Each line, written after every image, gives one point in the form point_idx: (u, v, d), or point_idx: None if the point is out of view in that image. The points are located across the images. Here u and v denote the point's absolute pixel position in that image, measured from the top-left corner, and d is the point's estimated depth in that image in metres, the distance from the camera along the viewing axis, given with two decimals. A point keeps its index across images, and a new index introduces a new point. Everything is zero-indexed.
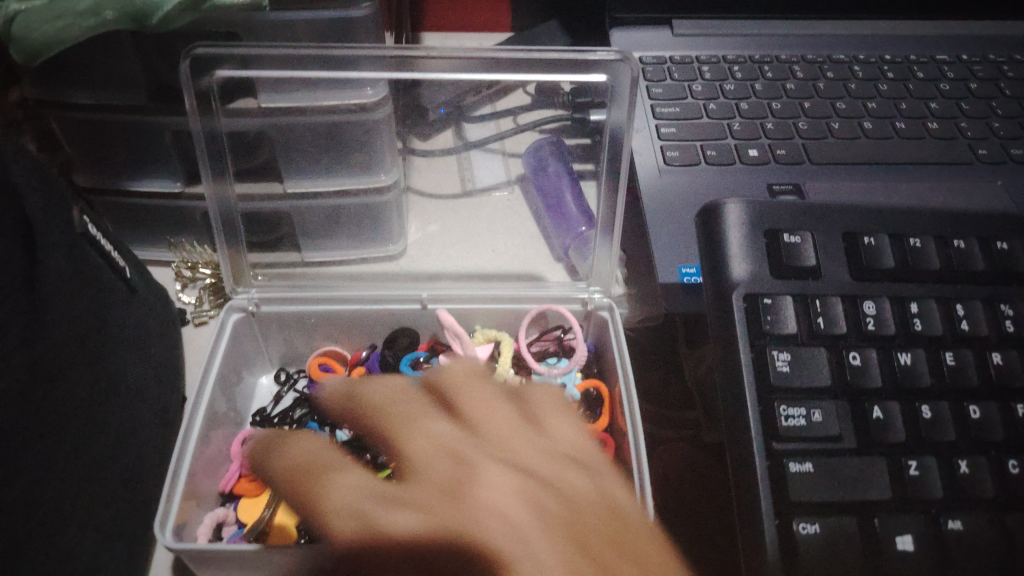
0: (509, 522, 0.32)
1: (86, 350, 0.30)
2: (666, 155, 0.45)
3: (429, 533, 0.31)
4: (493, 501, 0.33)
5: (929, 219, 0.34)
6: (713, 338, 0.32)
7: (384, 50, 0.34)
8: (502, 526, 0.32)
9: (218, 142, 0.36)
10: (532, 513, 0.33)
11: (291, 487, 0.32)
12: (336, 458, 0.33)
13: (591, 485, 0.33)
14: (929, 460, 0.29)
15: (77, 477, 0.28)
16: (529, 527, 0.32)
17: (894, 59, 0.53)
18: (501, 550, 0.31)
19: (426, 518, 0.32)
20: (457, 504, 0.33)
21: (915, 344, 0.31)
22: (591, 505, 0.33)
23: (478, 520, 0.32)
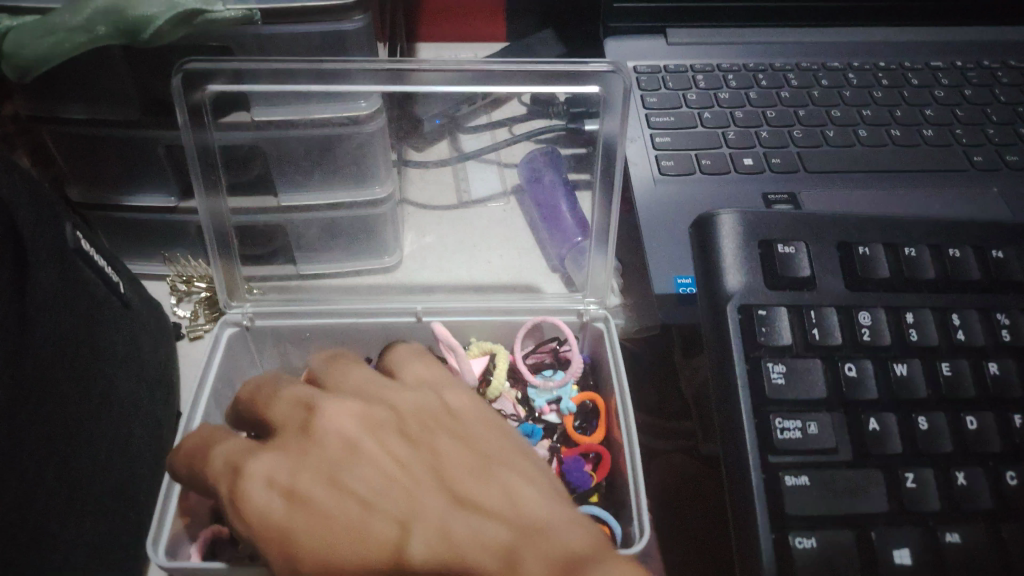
0: (365, 467, 0.31)
1: (76, 367, 0.30)
2: (661, 164, 0.45)
3: (295, 508, 0.29)
4: (343, 448, 0.32)
5: (924, 228, 0.34)
6: (708, 350, 0.32)
7: (377, 64, 0.34)
8: (356, 462, 0.32)
9: (212, 157, 0.36)
10: (384, 452, 0.32)
11: (191, 474, 0.31)
12: (224, 435, 0.33)
13: (439, 406, 0.35)
14: (925, 471, 0.29)
15: (67, 495, 0.28)
16: (384, 460, 0.32)
17: (888, 66, 0.53)
18: (370, 506, 0.30)
19: (287, 484, 0.30)
20: (305, 457, 0.32)
21: (911, 355, 0.31)
22: (448, 420, 0.35)
23: (329, 484, 0.30)
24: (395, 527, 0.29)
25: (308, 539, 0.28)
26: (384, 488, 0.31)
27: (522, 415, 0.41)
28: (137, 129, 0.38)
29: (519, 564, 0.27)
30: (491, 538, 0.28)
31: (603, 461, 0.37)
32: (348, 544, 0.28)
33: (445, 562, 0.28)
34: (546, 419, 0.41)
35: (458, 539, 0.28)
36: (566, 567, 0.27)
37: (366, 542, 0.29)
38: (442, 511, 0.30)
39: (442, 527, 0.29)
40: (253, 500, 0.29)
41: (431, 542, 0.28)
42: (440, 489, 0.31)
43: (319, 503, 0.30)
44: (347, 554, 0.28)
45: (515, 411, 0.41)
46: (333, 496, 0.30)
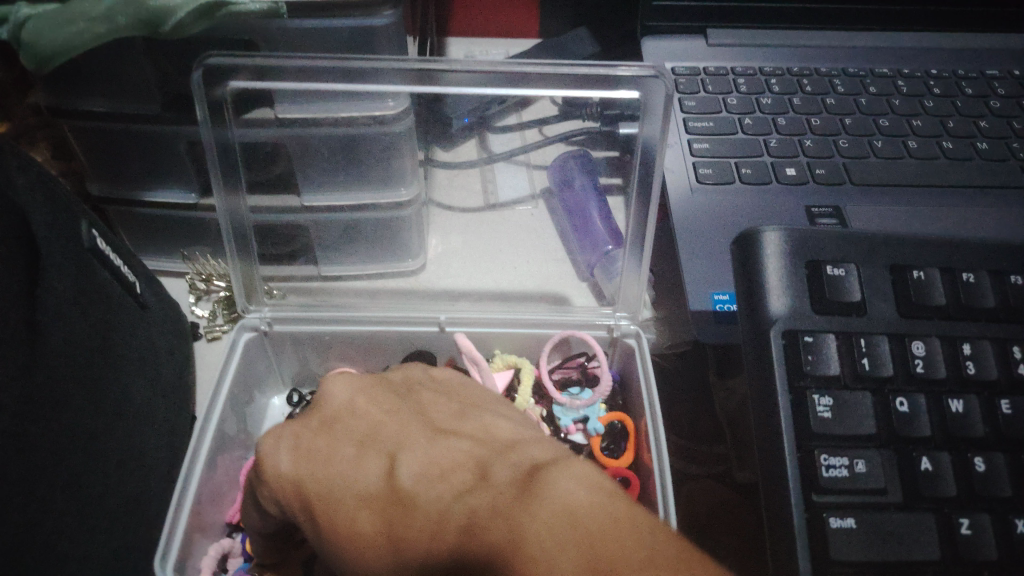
0: (358, 417, 0.30)
1: (88, 375, 0.28)
2: (699, 172, 0.43)
3: (300, 458, 0.28)
4: (338, 410, 0.31)
5: (986, 250, 0.31)
6: (749, 377, 0.30)
7: (406, 64, 0.32)
8: (350, 415, 0.30)
9: (232, 154, 0.35)
10: (376, 405, 0.31)
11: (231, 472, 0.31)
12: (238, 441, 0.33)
13: (427, 376, 0.34)
14: (982, 517, 0.27)
15: (77, 512, 0.26)
16: (375, 412, 0.30)
17: (940, 74, 0.51)
18: (364, 446, 0.28)
19: (291, 443, 0.29)
20: (308, 419, 0.30)
21: (968, 389, 0.29)
22: (434, 388, 0.33)
23: (325, 435, 0.29)
24: (389, 460, 0.28)
25: (313, 485, 0.27)
26: (376, 430, 0.29)
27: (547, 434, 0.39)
28: (156, 123, 0.37)
29: (490, 476, 0.26)
30: (465, 459, 0.27)
31: (631, 487, 0.36)
32: (346, 478, 0.27)
33: (431, 480, 0.26)
34: (572, 440, 0.39)
35: (446, 465, 0.27)
36: (528, 472, 0.26)
37: (361, 472, 0.27)
38: (427, 442, 0.29)
39: (427, 454, 0.28)
40: (267, 462, 0.28)
41: (418, 467, 0.27)
42: (424, 426, 0.30)
43: (319, 451, 0.28)
44: (346, 487, 0.27)
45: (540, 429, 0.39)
46: (330, 443, 0.29)
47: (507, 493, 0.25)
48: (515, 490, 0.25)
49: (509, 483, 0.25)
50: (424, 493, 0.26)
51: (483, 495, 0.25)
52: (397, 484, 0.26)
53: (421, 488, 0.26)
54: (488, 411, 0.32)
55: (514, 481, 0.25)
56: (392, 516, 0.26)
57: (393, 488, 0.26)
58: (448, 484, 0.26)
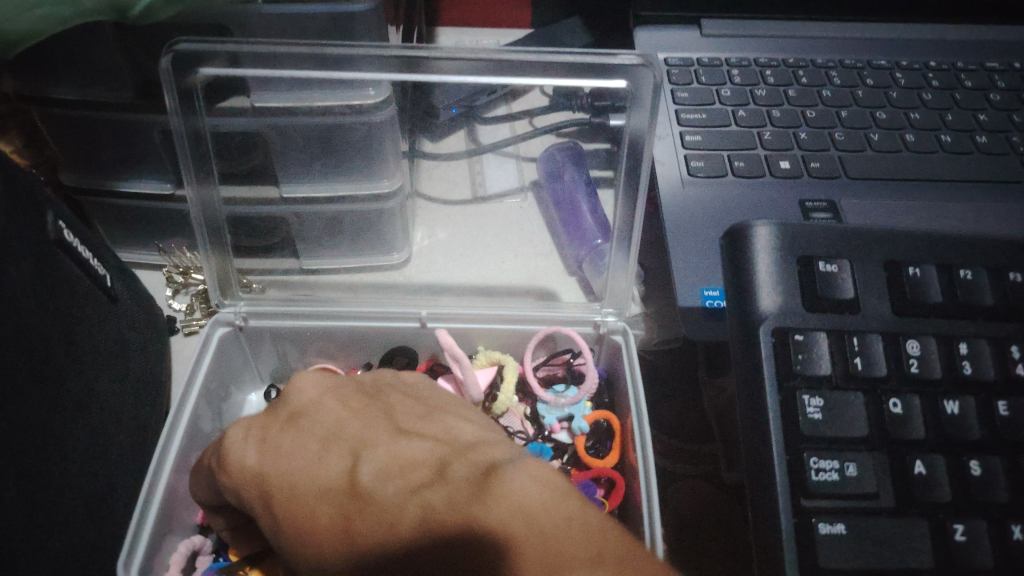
0: (321, 410, 0.29)
1: (48, 372, 0.27)
2: (690, 165, 0.42)
3: (265, 450, 0.27)
4: (304, 405, 0.30)
5: (984, 246, 0.30)
6: (737, 376, 0.29)
7: (388, 51, 0.31)
8: (315, 408, 0.30)
9: (203, 144, 0.34)
10: (342, 403, 0.30)
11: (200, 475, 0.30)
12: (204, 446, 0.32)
13: (399, 377, 0.34)
14: (978, 522, 0.26)
15: (32, 513, 0.25)
16: (341, 409, 0.29)
17: (939, 66, 0.49)
18: (327, 441, 0.27)
19: (255, 435, 0.28)
20: (274, 413, 0.29)
21: (963, 390, 0.28)
22: (404, 387, 0.33)
23: (288, 429, 0.28)
24: (351, 456, 0.27)
25: (275, 478, 0.26)
26: (340, 426, 0.28)
27: (531, 433, 0.39)
28: (128, 112, 0.36)
29: (449, 473, 0.25)
30: (426, 456, 0.27)
31: (617, 488, 0.35)
32: (307, 472, 0.26)
33: (390, 476, 0.25)
34: (556, 439, 0.38)
35: (407, 461, 0.26)
36: (488, 471, 0.25)
37: (322, 466, 0.26)
38: (389, 439, 0.28)
39: (388, 449, 0.27)
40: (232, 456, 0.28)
41: (379, 463, 0.26)
42: (388, 423, 0.29)
43: (282, 444, 0.27)
44: (307, 480, 0.26)
45: (523, 428, 0.39)
46: (293, 435, 0.28)
47: (465, 490, 0.24)
48: (471, 488, 0.24)
49: (468, 480, 0.25)
50: (382, 488, 0.25)
51: (441, 491, 0.24)
52: (357, 478, 0.26)
53: (380, 483, 0.25)
54: (454, 410, 0.31)
55: (472, 479, 0.25)
56: (350, 509, 0.25)
57: (353, 481, 0.26)
58: (407, 477, 0.25)
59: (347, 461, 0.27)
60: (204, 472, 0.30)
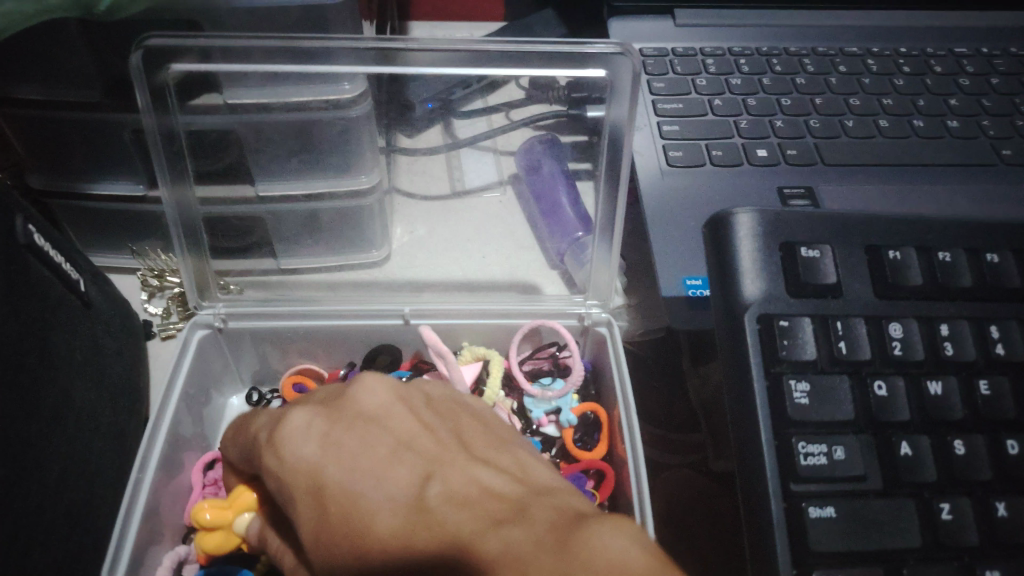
0: (393, 425, 0.29)
1: (22, 383, 0.26)
2: (669, 155, 0.42)
3: (328, 448, 0.28)
4: (377, 408, 0.30)
5: (961, 228, 0.31)
6: (723, 363, 0.29)
7: (363, 43, 0.31)
8: (384, 419, 0.30)
9: (178, 143, 0.33)
10: (415, 416, 0.30)
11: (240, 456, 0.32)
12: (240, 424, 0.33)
13: (466, 402, 0.33)
14: (963, 501, 0.26)
15: (10, 527, 0.24)
16: (414, 423, 0.30)
17: (910, 52, 0.50)
18: (397, 454, 0.28)
19: (320, 432, 0.28)
20: (342, 412, 0.30)
21: (945, 370, 0.28)
22: (471, 411, 0.33)
23: (357, 433, 0.28)
24: (420, 475, 0.27)
25: (333, 479, 0.27)
26: (411, 445, 0.29)
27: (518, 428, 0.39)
28: (99, 112, 0.35)
29: (525, 511, 0.24)
30: (500, 486, 0.26)
31: (605, 481, 0.35)
32: (371, 483, 0.26)
33: (458, 501, 0.25)
34: (543, 432, 0.38)
35: (477, 488, 0.26)
36: (569, 511, 0.24)
37: (387, 479, 0.27)
38: (463, 467, 0.27)
39: (463, 478, 0.27)
40: (289, 449, 0.28)
41: (449, 486, 0.26)
42: (461, 451, 0.29)
43: (349, 447, 0.28)
44: (369, 490, 0.26)
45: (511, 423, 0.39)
46: (361, 444, 0.28)
47: (539, 528, 0.23)
48: (550, 521, 0.23)
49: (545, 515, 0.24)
50: (448, 512, 0.25)
51: (512, 527, 0.23)
52: (423, 498, 0.26)
53: (447, 505, 0.25)
54: (524, 448, 0.30)
55: (551, 515, 0.24)
56: (410, 524, 0.25)
57: (419, 499, 0.26)
58: (479, 504, 0.25)
59: (415, 479, 0.27)
60: (249, 438, 0.31)
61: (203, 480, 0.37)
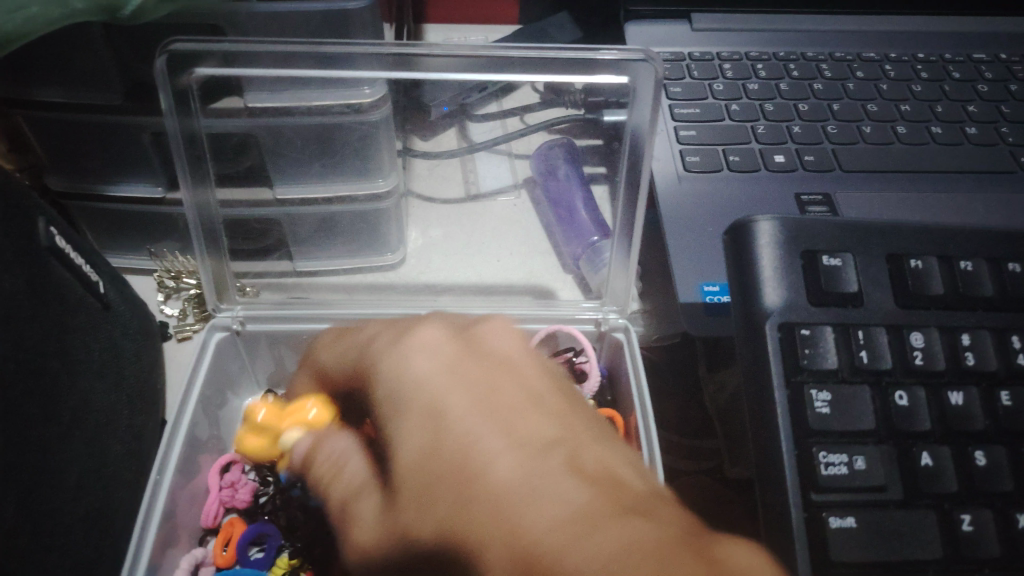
0: (524, 379, 0.29)
1: (43, 386, 0.27)
2: (686, 160, 0.42)
3: (452, 383, 0.28)
4: (511, 356, 0.30)
5: (983, 237, 0.31)
6: (743, 371, 0.29)
7: (383, 48, 0.31)
8: (515, 370, 0.29)
9: (199, 147, 0.33)
10: (545, 372, 0.30)
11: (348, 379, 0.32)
12: (337, 352, 0.32)
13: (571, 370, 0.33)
14: (984, 512, 0.26)
15: (32, 533, 0.25)
16: (546, 380, 0.30)
17: (928, 58, 0.50)
18: (527, 407, 0.28)
19: (447, 365, 0.29)
20: (473, 352, 0.30)
21: (966, 380, 0.28)
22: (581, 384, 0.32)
23: (488, 376, 0.29)
24: (546, 436, 0.26)
25: (457, 410, 0.27)
26: (540, 403, 0.28)
27: None
28: (119, 115, 0.35)
29: (652, 509, 0.23)
30: (628, 474, 0.25)
31: None
32: (494, 427, 0.26)
33: (586, 477, 0.24)
34: None
35: (607, 469, 0.25)
36: (695, 526, 0.23)
37: (514, 426, 0.26)
38: (595, 443, 0.27)
39: (594, 455, 0.26)
40: (411, 374, 0.28)
41: (578, 459, 0.25)
42: (589, 423, 0.28)
43: (481, 391, 0.28)
44: (490, 435, 0.26)
45: None
46: (489, 388, 0.28)
47: (673, 530, 0.22)
48: (680, 530, 0.22)
49: (671, 521, 0.23)
50: (575, 482, 0.24)
51: (644, 524, 0.22)
52: (549, 459, 0.25)
53: (575, 478, 0.24)
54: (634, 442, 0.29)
55: (679, 524, 0.23)
56: (530, 481, 0.24)
57: (543, 456, 0.25)
58: (606, 488, 0.24)
59: (541, 438, 0.26)
60: (358, 349, 0.31)
61: (220, 483, 0.36)
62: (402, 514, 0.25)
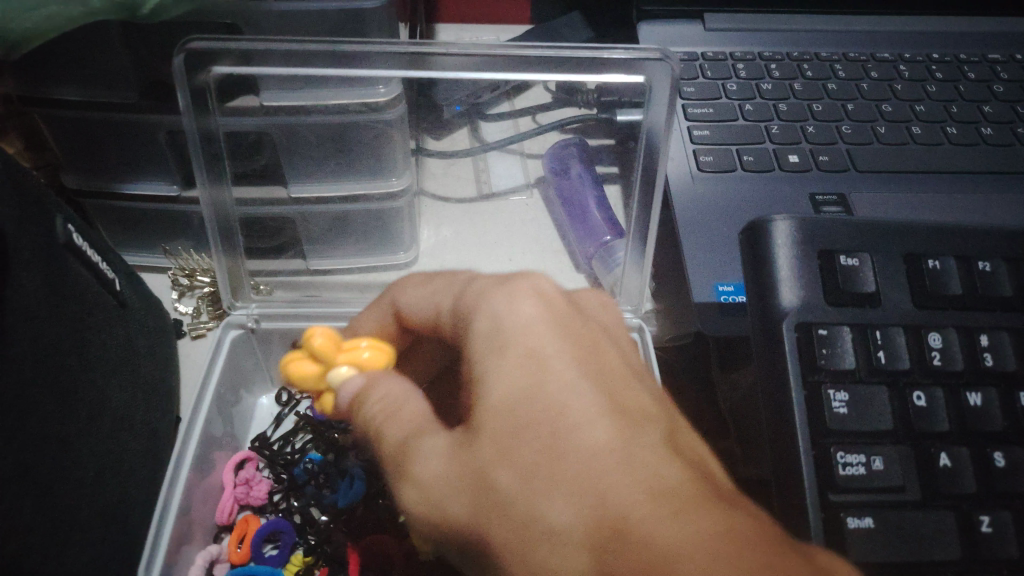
0: (609, 346, 0.30)
1: (62, 382, 0.27)
2: (700, 159, 0.42)
3: (557, 334, 0.28)
4: (597, 324, 0.31)
5: (1002, 238, 0.30)
6: (760, 371, 0.29)
7: (398, 46, 0.31)
8: (601, 335, 0.30)
9: (215, 145, 0.34)
10: (621, 343, 0.31)
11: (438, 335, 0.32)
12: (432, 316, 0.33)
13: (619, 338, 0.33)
14: (1003, 513, 0.26)
15: (51, 529, 0.25)
16: (622, 350, 0.30)
17: (942, 58, 0.49)
18: (615, 374, 0.28)
19: (552, 317, 0.29)
20: (568, 308, 0.30)
21: (985, 381, 0.28)
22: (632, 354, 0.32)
23: (583, 335, 0.29)
24: (638, 409, 0.27)
25: (561, 360, 0.27)
26: (623, 371, 0.29)
27: None
28: (135, 113, 0.35)
29: (726, 499, 0.25)
30: (699, 458, 0.26)
31: None
32: (593, 385, 0.27)
33: (673, 456, 0.25)
34: None
35: (684, 451, 0.26)
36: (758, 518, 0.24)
37: (609, 390, 0.27)
38: (671, 422, 0.27)
39: (672, 434, 0.27)
40: (517, 315, 0.28)
41: (664, 435, 0.26)
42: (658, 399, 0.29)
43: (583, 350, 0.28)
44: (591, 391, 0.26)
45: None
46: (585, 347, 0.28)
47: (749, 521, 0.23)
48: (755, 521, 0.24)
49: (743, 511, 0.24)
50: (666, 459, 0.25)
51: (727, 510, 0.24)
52: (643, 431, 0.26)
53: (664, 455, 0.25)
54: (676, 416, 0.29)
55: (750, 515, 0.24)
56: (628, 447, 0.25)
57: (639, 427, 0.26)
58: (690, 470, 0.25)
59: (637, 411, 0.27)
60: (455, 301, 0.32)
61: (234, 480, 0.37)
62: (483, 452, 0.26)
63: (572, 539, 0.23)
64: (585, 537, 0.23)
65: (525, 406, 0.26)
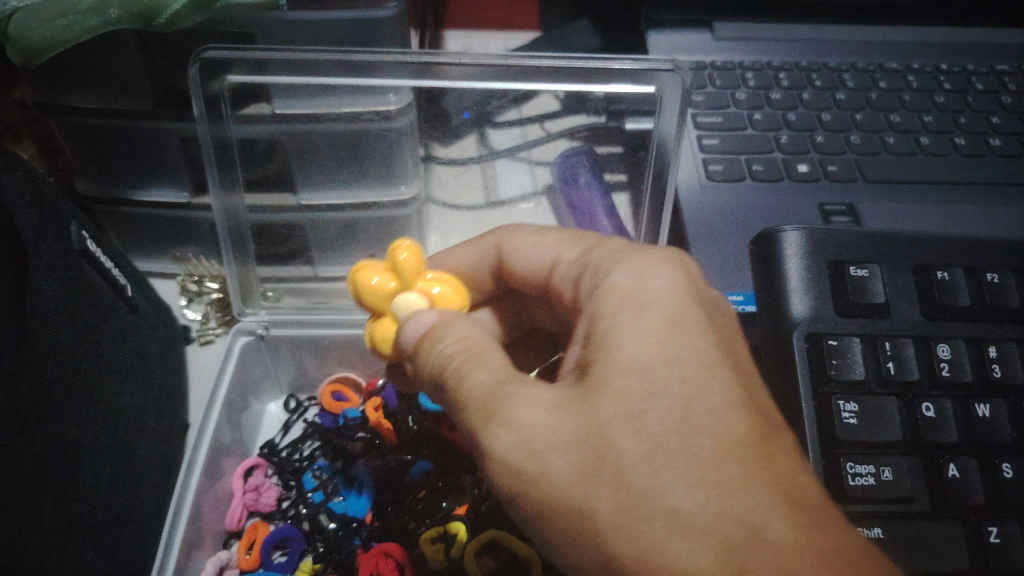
0: (732, 334, 0.28)
1: (79, 387, 0.27)
2: (709, 168, 0.42)
3: (692, 314, 0.27)
4: (720, 309, 0.29)
5: (1011, 249, 0.31)
6: (769, 381, 0.29)
7: (405, 55, 0.33)
8: (725, 321, 0.28)
9: (228, 152, 0.36)
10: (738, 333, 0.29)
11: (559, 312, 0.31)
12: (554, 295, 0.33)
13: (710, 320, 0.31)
14: (1012, 524, 0.26)
15: (68, 534, 0.25)
16: (739, 341, 0.28)
17: (950, 69, 0.50)
18: (743, 365, 0.26)
19: (688, 297, 0.27)
20: (702, 287, 0.28)
21: (993, 392, 0.28)
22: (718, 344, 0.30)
23: (714, 320, 0.27)
24: (765, 408, 0.25)
25: (698, 342, 0.25)
26: (745, 361, 0.27)
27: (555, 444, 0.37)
28: (149, 120, 0.35)
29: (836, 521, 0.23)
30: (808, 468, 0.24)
31: None
32: (727, 376, 0.25)
33: (795, 465, 0.24)
34: None
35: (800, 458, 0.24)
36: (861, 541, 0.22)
37: (740, 383, 0.25)
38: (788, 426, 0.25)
39: (791, 439, 0.25)
40: (656, 286, 0.27)
41: (788, 441, 0.24)
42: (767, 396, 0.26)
43: (718, 336, 0.26)
44: (726, 380, 0.25)
45: None
46: (716, 331, 0.27)
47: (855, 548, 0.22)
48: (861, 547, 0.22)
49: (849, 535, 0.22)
50: (793, 469, 0.23)
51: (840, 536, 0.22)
52: (773, 435, 0.24)
53: (790, 464, 0.24)
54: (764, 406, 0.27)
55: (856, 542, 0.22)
56: (759, 449, 0.23)
57: (771, 428, 0.24)
58: (810, 486, 0.23)
59: (766, 412, 0.25)
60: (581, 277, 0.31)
61: (244, 487, 0.37)
62: (603, 410, 0.24)
63: (692, 524, 0.21)
64: (710, 526, 0.21)
65: (657, 380, 0.24)
